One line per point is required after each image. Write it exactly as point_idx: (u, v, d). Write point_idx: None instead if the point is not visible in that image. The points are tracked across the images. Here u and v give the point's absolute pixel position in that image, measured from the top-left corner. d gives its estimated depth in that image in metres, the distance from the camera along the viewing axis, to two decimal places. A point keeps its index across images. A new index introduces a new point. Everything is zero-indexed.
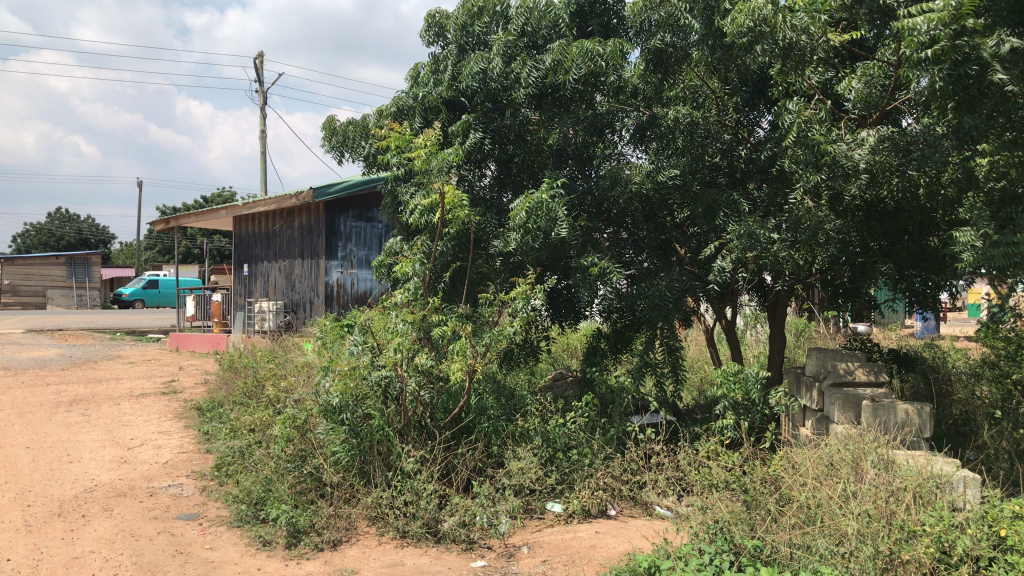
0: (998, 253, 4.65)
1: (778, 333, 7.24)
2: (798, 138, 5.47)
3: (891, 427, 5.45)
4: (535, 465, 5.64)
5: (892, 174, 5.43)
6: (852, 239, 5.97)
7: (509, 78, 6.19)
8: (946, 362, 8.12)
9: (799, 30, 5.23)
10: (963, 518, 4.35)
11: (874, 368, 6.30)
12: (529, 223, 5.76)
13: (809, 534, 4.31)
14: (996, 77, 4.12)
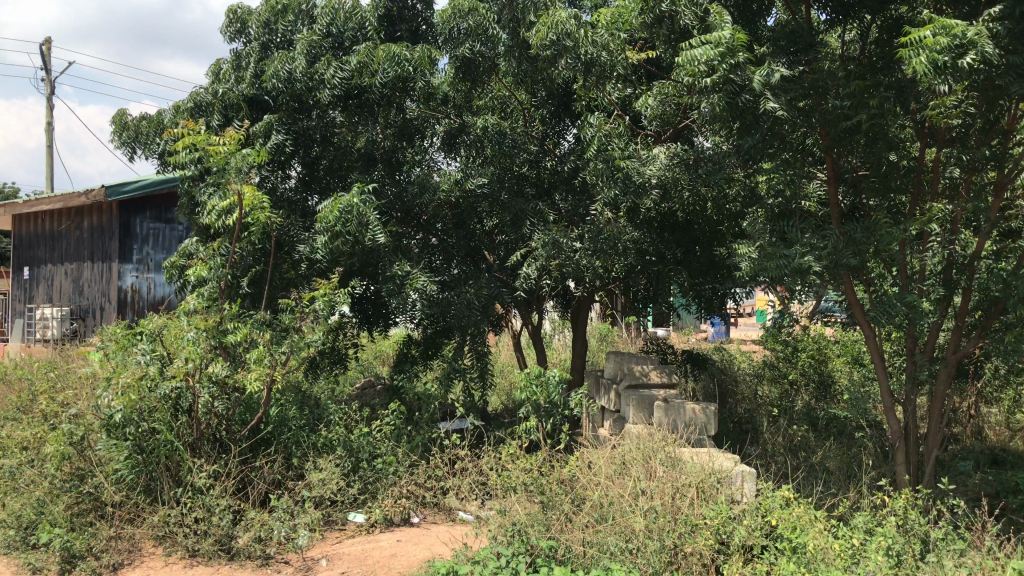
0: (773, 264, 5.02)
1: (580, 338, 7.54)
2: (598, 152, 5.68)
3: (679, 426, 5.76)
4: (337, 475, 5.52)
5: (683, 190, 5.75)
6: (648, 249, 6.27)
7: (313, 79, 5.99)
8: (733, 363, 8.72)
9: (599, 47, 5.45)
10: (739, 510, 4.67)
11: (667, 370, 6.64)
12: (338, 225, 5.59)
13: (601, 532, 4.44)
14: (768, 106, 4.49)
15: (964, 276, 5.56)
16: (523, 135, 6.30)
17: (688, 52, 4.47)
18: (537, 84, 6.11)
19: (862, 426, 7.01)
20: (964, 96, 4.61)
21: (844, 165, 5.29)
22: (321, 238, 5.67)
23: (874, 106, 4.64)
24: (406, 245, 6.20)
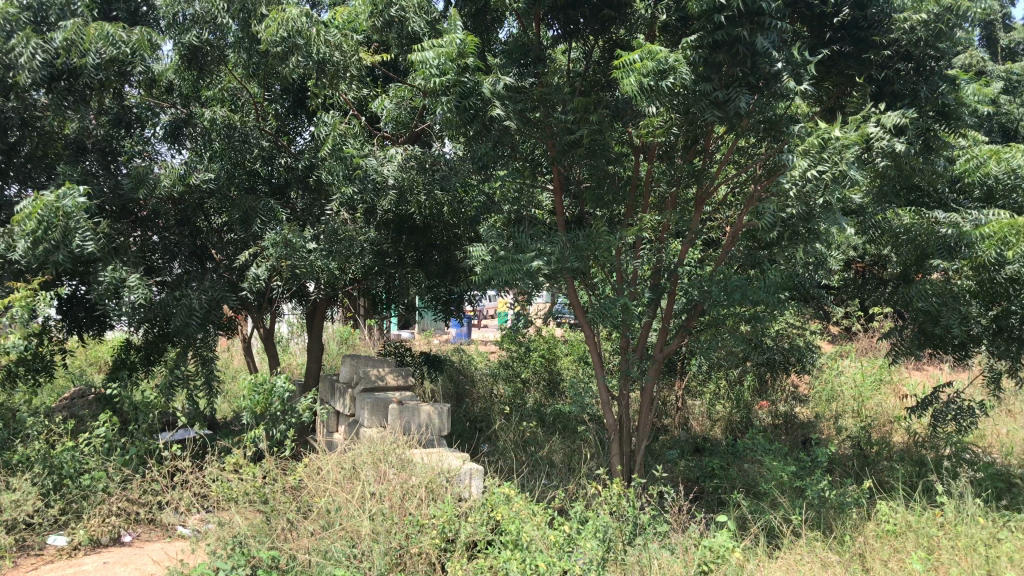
0: (506, 267, 5.17)
1: (316, 341, 7.36)
2: (334, 151, 5.58)
3: (413, 428, 5.78)
4: (33, 495, 5.00)
5: (420, 192, 5.79)
6: (386, 249, 6.27)
7: (9, 56, 5.32)
8: (471, 364, 8.97)
9: (332, 46, 5.35)
10: (466, 508, 4.79)
11: (402, 371, 6.68)
12: (41, 232, 4.92)
13: (326, 539, 4.34)
14: (494, 113, 4.61)
15: (669, 282, 6.09)
16: (255, 131, 5.99)
17: (417, 56, 4.49)
18: (268, 81, 5.91)
19: (585, 420, 7.45)
20: (668, 118, 5.04)
21: (570, 175, 5.60)
22: (19, 242, 4.95)
23: (595, 122, 4.85)
24: (121, 243, 5.58)
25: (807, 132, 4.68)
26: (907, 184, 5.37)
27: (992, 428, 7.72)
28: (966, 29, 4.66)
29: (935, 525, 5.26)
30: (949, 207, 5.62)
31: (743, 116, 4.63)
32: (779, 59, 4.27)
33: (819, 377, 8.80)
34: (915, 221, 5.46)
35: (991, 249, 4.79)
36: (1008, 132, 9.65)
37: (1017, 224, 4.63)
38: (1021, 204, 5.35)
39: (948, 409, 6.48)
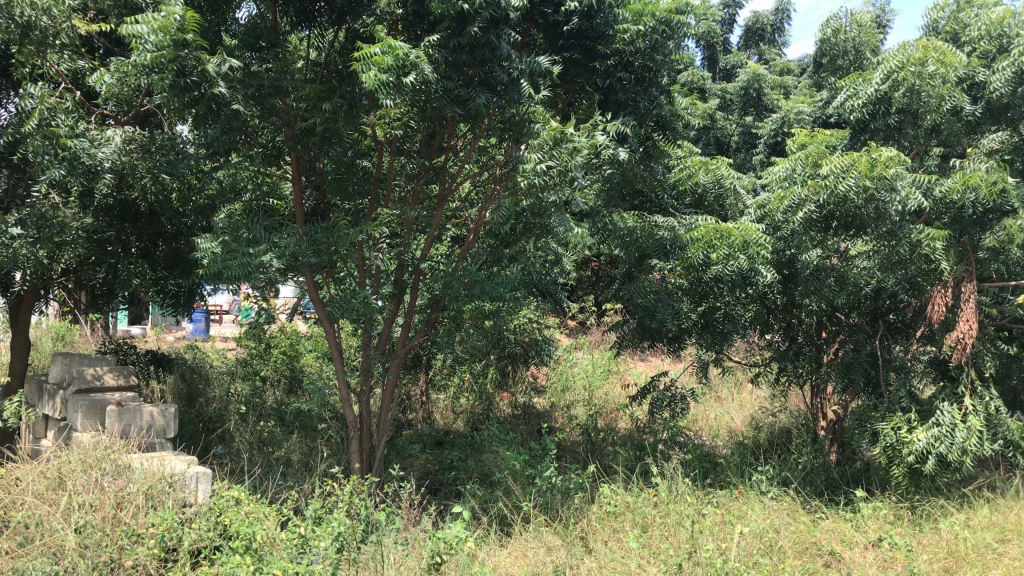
0: (236, 261, 4.77)
1: (21, 339, 6.59)
2: (39, 126, 4.94)
3: (133, 430, 5.31)
4: None
5: (143, 176, 5.36)
6: (105, 237, 5.69)
7: None
8: (205, 362, 8.49)
9: (40, 10, 4.79)
10: (191, 514, 4.47)
11: (123, 371, 6.16)
12: None
13: (22, 559, 3.84)
14: (215, 93, 4.23)
15: (410, 277, 6.07)
16: None
17: (130, 28, 3.97)
18: None
19: (325, 418, 7.30)
20: (405, 110, 4.96)
21: (314, 167, 5.44)
22: None
23: (327, 111, 4.71)
24: None
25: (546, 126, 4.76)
26: (629, 188, 5.75)
27: (702, 413, 8.51)
28: (683, 48, 5.05)
29: (650, 504, 5.68)
30: (667, 212, 6.07)
31: (484, 116, 4.72)
32: (515, 65, 4.41)
33: (555, 369, 9.27)
34: (638, 225, 5.61)
35: (699, 251, 5.21)
36: (721, 145, 10.59)
37: (721, 228, 5.07)
38: (726, 212, 5.86)
39: (665, 397, 7.05)
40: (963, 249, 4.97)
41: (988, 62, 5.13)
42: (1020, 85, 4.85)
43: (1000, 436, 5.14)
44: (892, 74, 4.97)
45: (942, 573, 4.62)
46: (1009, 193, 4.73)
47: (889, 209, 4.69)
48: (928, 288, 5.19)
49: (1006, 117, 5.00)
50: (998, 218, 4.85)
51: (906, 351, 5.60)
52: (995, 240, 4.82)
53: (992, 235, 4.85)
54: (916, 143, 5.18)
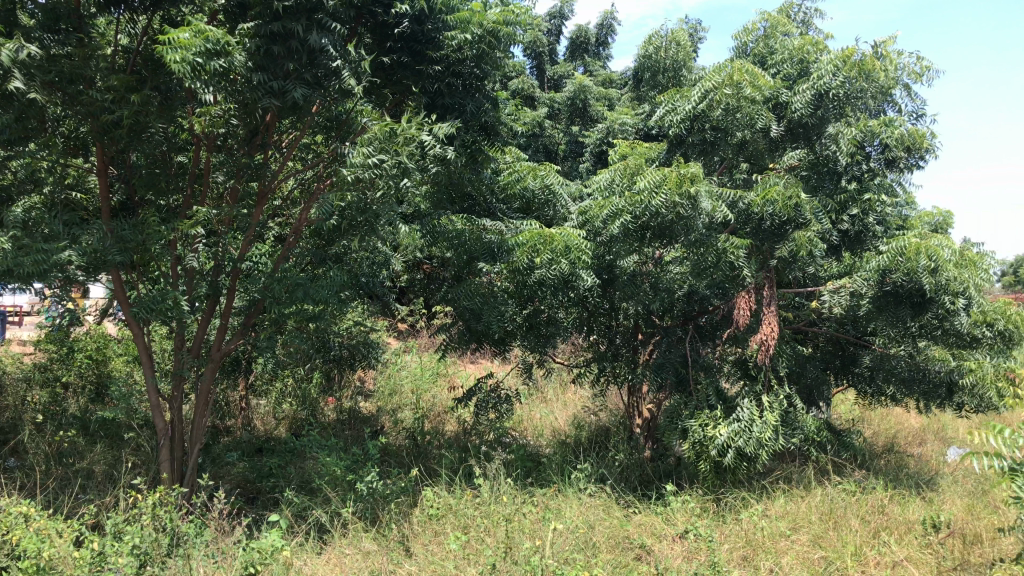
0: (28, 259, 4.28)
1: None
2: None
3: None
4: None
5: None
6: None
7: None
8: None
9: None
10: None
11: None
12: None
13: None
14: (13, 84, 3.87)
15: (225, 278, 5.77)
16: None
17: None
18: None
19: (134, 426, 6.86)
20: (225, 104, 4.73)
21: (125, 159, 5.00)
22: None
23: (137, 102, 4.39)
24: None
25: (373, 121, 4.68)
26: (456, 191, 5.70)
27: (528, 413, 8.67)
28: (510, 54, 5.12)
29: (471, 505, 5.71)
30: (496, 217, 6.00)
31: (306, 111, 4.57)
32: (337, 56, 4.30)
33: (383, 372, 9.20)
34: (466, 228, 5.58)
35: (524, 256, 5.17)
36: (550, 152, 10.81)
37: (544, 234, 5.07)
38: (551, 217, 5.91)
39: (490, 399, 7.13)
40: (761, 256, 5.30)
41: (790, 84, 5.50)
42: (818, 108, 5.24)
43: (796, 432, 5.52)
44: (708, 94, 5.24)
45: (740, 561, 4.92)
46: (803, 208, 5.06)
47: (695, 220, 4.94)
48: (736, 292, 5.47)
49: (805, 135, 5.38)
50: (794, 229, 5.13)
51: (714, 354, 5.96)
52: (786, 251, 5.08)
53: (784, 246, 5.12)
54: (725, 157, 5.51)
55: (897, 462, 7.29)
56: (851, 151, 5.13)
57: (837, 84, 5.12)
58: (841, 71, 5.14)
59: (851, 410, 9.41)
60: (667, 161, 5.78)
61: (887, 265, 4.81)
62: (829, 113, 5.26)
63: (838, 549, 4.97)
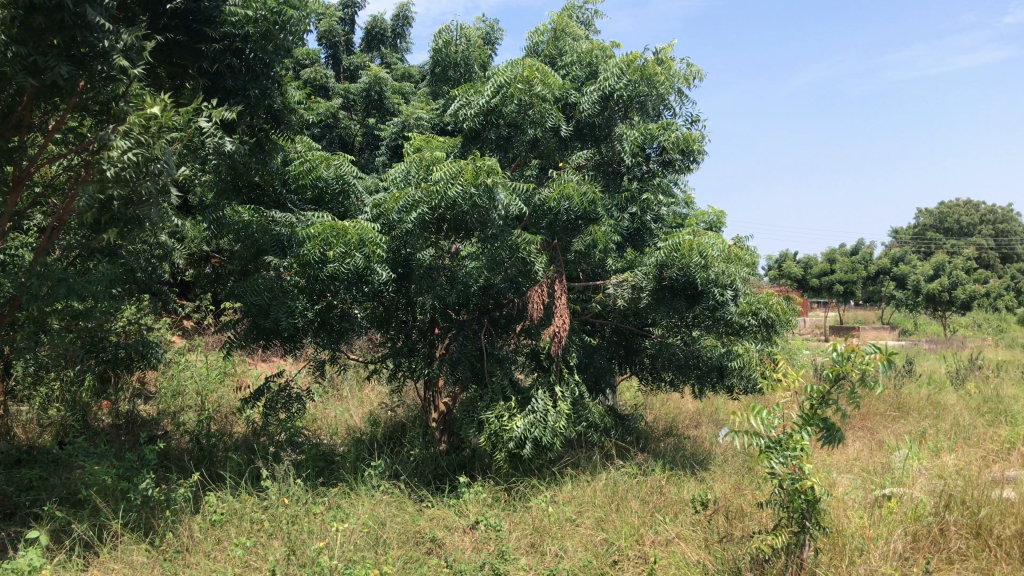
0: None
1: None
2: None
3: None
4: None
5: None
6: None
7: None
8: None
9: None
10: None
11: None
12: None
13: None
14: None
15: None
16: None
17: None
18: None
19: None
20: None
21: None
22: None
23: None
24: None
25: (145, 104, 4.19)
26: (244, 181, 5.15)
27: (322, 411, 8.43)
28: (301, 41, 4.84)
29: (257, 509, 5.48)
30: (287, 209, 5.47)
31: (69, 91, 4.08)
32: (110, 35, 3.88)
33: (164, 373, 8.68)
34: (253, 219, 5.05)
35: (315, 248, 4.66)
36: (346, 144, 10.45)
37: (338, 226, 4.63)
38: (345, 209, 5.36)
39: (280, 397, 6.87)
40: (550, 250, 5.32)
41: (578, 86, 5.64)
42: (604, 109, 5.42)
43: (585, 420, 5.68)
44: (501, 89, 5.21)
45: (528, 548, 5.03)
46: (596, 205, 5.22)
47: (492, 214, 4.79)
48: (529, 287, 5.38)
49: (591, 136, 5.56)
50: (585, 224, 5.33)
51: (509, 346, 5.95)
52: (581, 244, 5.37)
53: (580, 241, 5.36)
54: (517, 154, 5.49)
55: (675, 445, 7.74)
56: (632, 151, 5.41)
57: (621, 86, 5.29)
58: (625, 74, 5.31)
59: (633, 398, 9.96)
60: (461, 155, 5.58)
61: (664, 260, 5.09)
62: (615, 115, 5.44)
63: (618, 530, 5.19)
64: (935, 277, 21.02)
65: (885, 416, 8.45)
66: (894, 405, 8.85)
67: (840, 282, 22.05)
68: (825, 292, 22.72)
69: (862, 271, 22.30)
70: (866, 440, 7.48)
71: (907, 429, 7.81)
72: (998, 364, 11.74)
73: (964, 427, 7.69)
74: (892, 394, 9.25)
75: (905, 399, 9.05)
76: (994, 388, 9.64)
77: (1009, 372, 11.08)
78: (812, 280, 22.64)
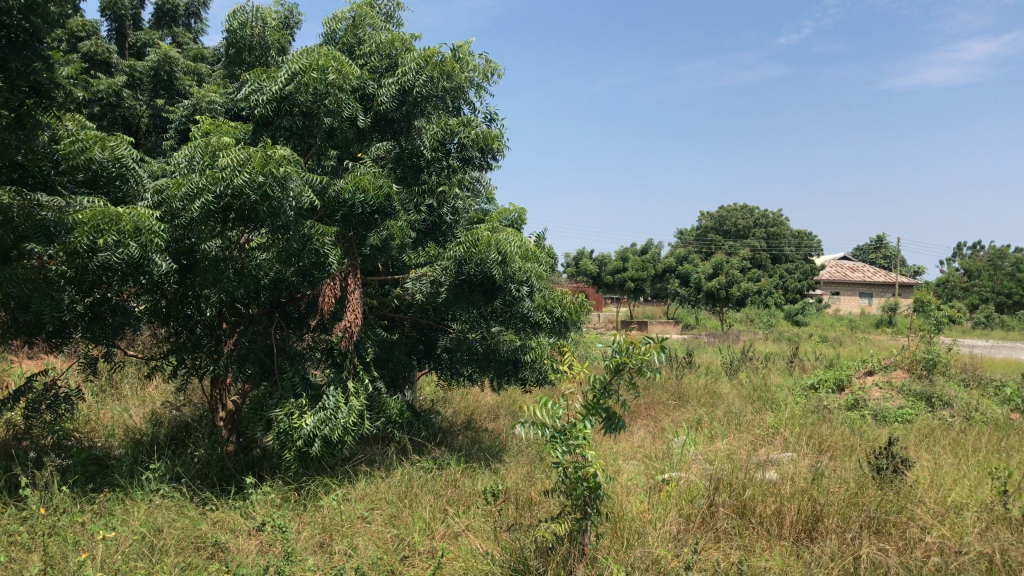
0: None
1: None
2: None
3: None
4: None
5: None
6: None
7: None
8: None
9: None
10: None
11: None
12: None
13: None
14: None
15: None
16: None
17: None
18: None
19: None
20: None
21: None
22: None
23: None
24: None
25: None
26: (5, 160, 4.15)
27: (96, 412, 7.77)
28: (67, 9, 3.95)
29: (13, 521, 4.97)
30: (56, 192, 4.44)
31: None
32: None
33: None
34: (13, 202, 4.07)
35: (81, 238, 3.77)
36: (129, 125, 9.62)
37: (110, 212, 3.75)
38: (124, 195, 4.48)
39: (45, 399, 6.16)
40: (347, 245, 4.76)
41: (377, 78, 5.04)
42: (403, 105, 4.92)
43: (382, 415, 5.39)
44: (296, 76, 4.52)
45: (316, 547, 4.86)
46: (393, 197, 4.70)
47: (285, 206, 4.09)
48: (321, 280, 4.82)
49: (391, 129, 5.05)
50: (382, 218, 4.79)
51: (304, 343, 5.23)
52: (377, 239, 4.73)
53: (376, 236, 4.75)
54: (313, 144, 4.84)
55: (472, 439, 7.78)
56: (431, 148, 4.96)
57: (420, 83, 4.83)
58: (423, 70, 4.86)
59: (433, 393, 9.98)
60: (252, 144, 4.85)
61: (462, 256, 4.91)
62: (415, 109, 4.98)
63: (409, 525, 5.14)
64: (716, 276, 22.59)
65: (667, 405, 8.95)
66: (676, 394, 9.41)
67: (632, 278, 23.23)
68: (618, 289, 23.94)
69: (651, 269, 23.63)
70: (649, 428, 7.87)
71: (687, 416, 8.30)
72: (767, 356, 12.78)
73: (736, 414, 8.28)
74: (675, 385, 9.82)
75: (685, 389, 9.62)
76: (762, 378, 10.47)
77: (774, 363, 12.11)
78: (607, 277, 23.70)
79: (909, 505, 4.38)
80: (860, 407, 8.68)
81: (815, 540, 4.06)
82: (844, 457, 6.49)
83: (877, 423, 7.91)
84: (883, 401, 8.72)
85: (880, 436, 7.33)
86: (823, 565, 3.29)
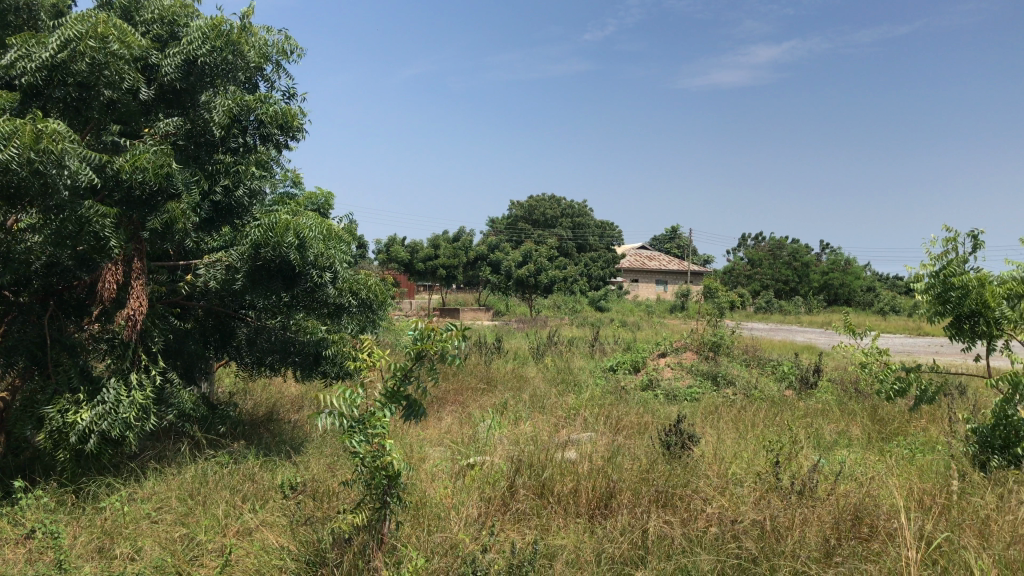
0: None
1: None
2: None
3: None
4: None
5: None
6: None
7: None
8: None
9: None
10: None
11: None
12: None
13: None
14: None
15: None
16: None
17: None
18: None
19: None
20: None
21: None
22: None
23: None
24: None
25: None
26: None
27: None
28: None
29: None
30: None
31: None
32: None
33: None
34: None
35: None
36: None
37: None
38: None
39: None
40: (130, 227, 4.33)
41: (161, 48, 4.64)
42: (187, 75, 4.57)
43: (173, 409, 5.01)
44: (69, 44, 4.02)
45: (94, 553, 4.48)
46: (175, 176, 4.28)
47: (60, 185, 3.62)
48: (101, 263, 4.38)
49: (177, 102, 4.67)
50: (165, 201, 4.35)
51: (85, 333, 4.74)
52: (158, 223, 4.27)
53: (157, 219, 4.29)
54: (92, 119, 4.31)
55: (273, 430, 7.50)
56: (224, 124, 4.62)
57: (206, 54, 4.52)
58: (208, 40, 4.54)
59: (233, 383, 9.57)
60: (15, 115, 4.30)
61: (259, 240, 4.66)
62: (201, 81, 4.65)
63: (200, 524, 4.88)
64: (524, 263, 23.17)
65: (474, 390, 9.04)
66: (483, 379, 9.53)
67: (444, 265, 23.36)
68: (429, 276, 23.99)
69: (461, 257, 23.88)
70: (456, 414, 7.92)
71: (492, 400, 8.43)
72: (571, 340, 13.25)
73: (539, 397, 8.50)
74: (482, 370, 9.95)
75: (493, 373, 9.77)
76: (565, 362, 10.82)
77: (577, 347, 12.57)
78: (418, 263, 23.61)
79: (694, 479, 4.65)
80: (654, 387, 9.17)
81: (608, 515, 4.22)
82: (638, 435, 6.81)
83: (668, 402, 8.38)
84: (674, 381, 9.25)
85: (670, 413, 7.77)
86: (613, 539, 3.43)
